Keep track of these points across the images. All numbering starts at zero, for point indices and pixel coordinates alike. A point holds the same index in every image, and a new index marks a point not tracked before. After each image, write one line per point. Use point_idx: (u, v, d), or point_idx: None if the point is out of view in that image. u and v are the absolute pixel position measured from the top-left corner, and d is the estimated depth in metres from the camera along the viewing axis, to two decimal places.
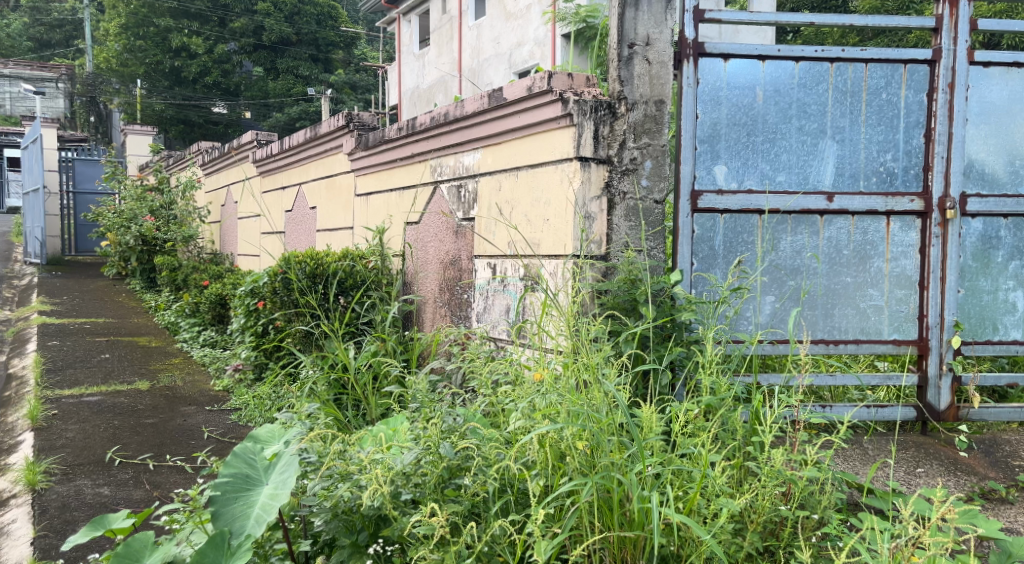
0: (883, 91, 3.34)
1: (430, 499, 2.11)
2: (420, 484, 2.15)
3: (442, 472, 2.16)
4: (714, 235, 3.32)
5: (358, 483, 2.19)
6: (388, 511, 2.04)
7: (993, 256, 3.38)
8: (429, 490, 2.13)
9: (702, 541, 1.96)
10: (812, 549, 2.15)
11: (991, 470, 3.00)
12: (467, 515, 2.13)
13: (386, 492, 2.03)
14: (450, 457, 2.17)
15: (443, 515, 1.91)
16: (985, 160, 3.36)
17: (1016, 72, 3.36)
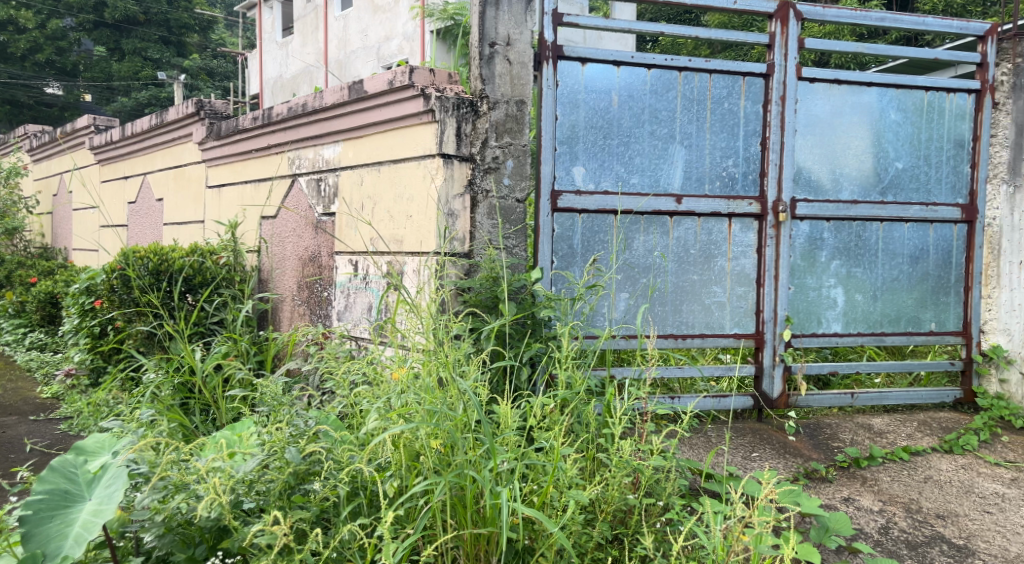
0: (725, 100, 3.55)
1: (274, 507, 2.04)
2: (264, 492, 2.09)
3: (289, 477, 2.09)
4: (572, 234, 3.42)
5: (195, 494, 2.08)
6: (228, 521, 1.96)
7: (818, 256, 3.67)
8: (273, 498, 2.06)
9: (552, 534, 2.01)
10: (656, 535, 2.25)
11: (814, 451, 3.27)
12: (315, 521, 2.08)
13: (224, 502, 1.93)
14: (297, 462, 2.11)
15: (287, 523, 1.84)
16: (812, 168, 3.64)
17: (838, 89, 3.66)
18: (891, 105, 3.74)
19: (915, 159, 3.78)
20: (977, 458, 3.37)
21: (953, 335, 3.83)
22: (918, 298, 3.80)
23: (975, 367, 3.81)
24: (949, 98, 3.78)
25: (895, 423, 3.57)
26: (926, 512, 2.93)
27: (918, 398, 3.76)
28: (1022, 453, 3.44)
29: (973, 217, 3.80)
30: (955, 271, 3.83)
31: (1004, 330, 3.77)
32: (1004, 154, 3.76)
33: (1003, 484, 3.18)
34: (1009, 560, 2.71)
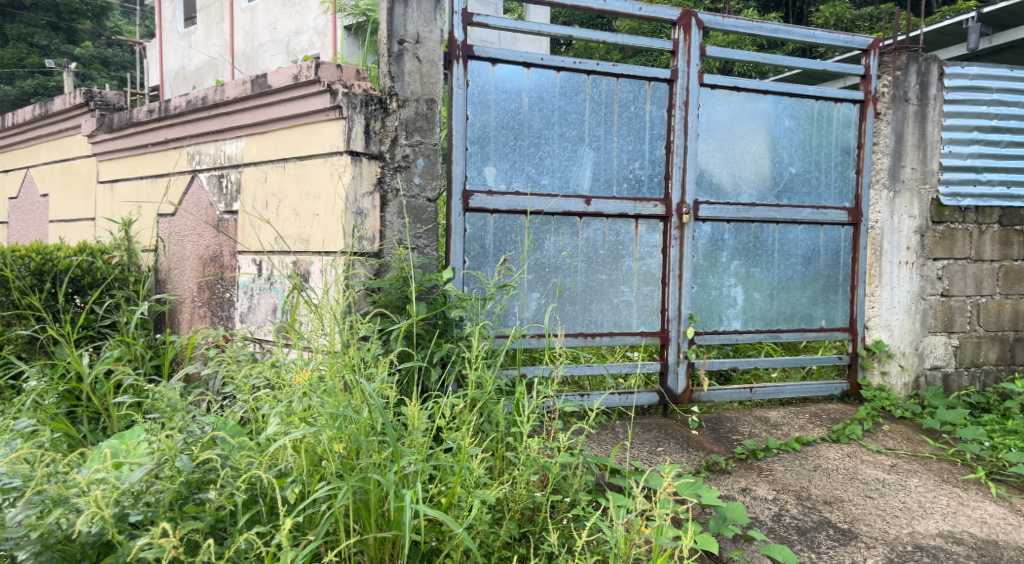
0: (632, 104, 3.63)
1: (164, 519, 1.96)
2: (153, 503, 1.99)
3: (180, 487, 2.02)
4: (484, 234, 3.43)
5: (76, 507, 1.98)
6: (111, 536, 1.87)
7: (719, 256, 3.81)
8: (163, 509, 1.98)
9: (457, 535, 2.01)
10: (561, 532, 2.27)
11: (715, 444, 3.41)
12: (209, 531, 2.02)
13: (107, 515, 1.85)
14: (189, 471, 2.02)
15: (175, 536, 1.77)
16: (712, 171, 3.78)
17: (736, 96, 3.81)
18: (784, 113, 3.92)
19: (806, 164, 3.96)
20: (861, 446, 3.57)
21: (840, 331, 4.03)
22: (810, 296, 3.99)
23: (860, 360, 4.01)
24: (837, 108, 3.98)
25: (789, 416, 3.75)
26: (815, 499, 3.09)
27: (810, 391, 3.96)
28: (901, 441, 3.67)
29: (858, 220, 4.00)
30: (842, 270, 4.03)
31: (886, 326, 3.99)
32: (885, 161, 3.98)
33: (884, 470, 3.38)
34: (889, 541, 2.85)
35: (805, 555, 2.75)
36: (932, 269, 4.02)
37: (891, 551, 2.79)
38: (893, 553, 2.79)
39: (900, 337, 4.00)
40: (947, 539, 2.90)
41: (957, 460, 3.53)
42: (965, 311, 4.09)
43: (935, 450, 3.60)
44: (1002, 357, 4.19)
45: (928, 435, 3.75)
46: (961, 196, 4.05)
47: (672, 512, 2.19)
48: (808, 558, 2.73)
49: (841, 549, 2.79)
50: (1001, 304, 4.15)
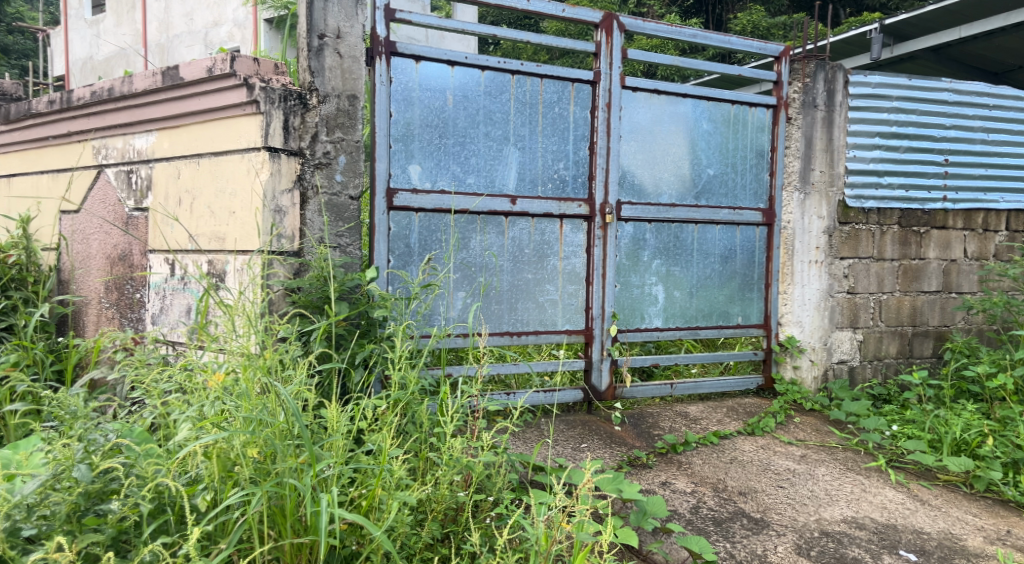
0: (556, 105, 3.65)
1: (60, 533, 1.88)
2: (48, 516, 1.89)
3: (78, 498, 1.92)
4: (409, 233, 3.39)
5: None
6: (2, 552, 1.79)
7: (641, 255, 3.87)
8: (60, 522, 1.89)
9: (376, 538, 1.98)
10: (483, 531, 2.27)
11: (636, 439, 3.49)
12: (111, 544, 1.94)
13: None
14: (87, 481, 1.93)
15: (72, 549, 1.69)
16: (633, 172, 3.84)
17: (656, 99, 3.88)
18: (702, 116, 4.01)
19: (723, 166, 4.07)
20: (773, 438, 3.70)
21: (755, 327, 4.16)
22: (728, 294, 4.10)
23: (773, 356, 4.16)
24: (751, 112, 4.10)
25: (708, 410, 3.85)
26: (730, 490, 3.18)
27: (728, 385, 4.07)
28: (811, 432, 3.81)
29: (771, 220, 4.14)
30: (757, 269, 4.16)
31: (797, 322, 4.14)
32: (796, 164, 4.12)
33: (795, 460, 3.51)
34: (798, 528, 2.96)
35: (720, 544, 2.82)
36: (839, 268, 4.19)
37: (799, 538, 2.89)
38: (802, 539, 2.89)
39: (810, 333, 4.14)
40: (850, 525, 3.01)
41: (861, 449, 3.69)
42: (868, 307, 4.28)
43: (842, 440, 3.76)
44: (901, 351, 4.38)
45: (835, 426, 3.91)
46: (865, 198, 4.22)
47: (591, 507, 2.22)
48: (724, 547, 2.80)
49: (753, 537, 2.88)
50: (901, 300, 4.36)
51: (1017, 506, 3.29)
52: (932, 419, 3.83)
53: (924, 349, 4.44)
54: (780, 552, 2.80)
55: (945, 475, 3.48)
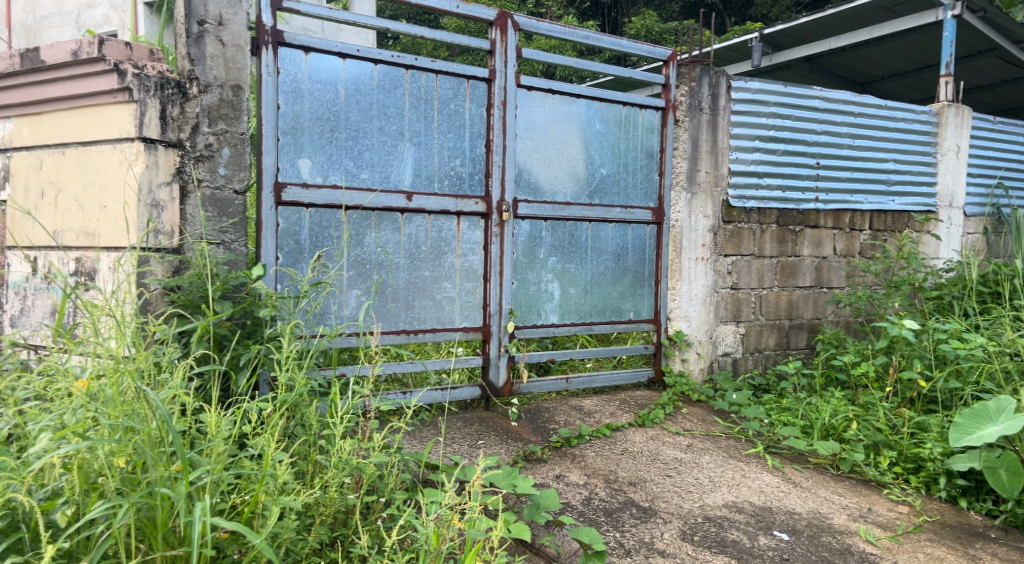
0: (451, 102, 3.64)
1: None
2: None
3: None
4: (299, 229, 3.29)
5: None
6: None
7: (537, 253, 3.91)
8: None
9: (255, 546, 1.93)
10: (373, 533, 2.23)
11: (532, 434, 3.52)
12: None
13: None
14: None
15: None
16: (529, 170, 3.87)
17: (551, 98, 3.92)
18: (595, 116, 4.08)
19: (615, 166, 4.15)
20: (662, 429, 3.81)
21: (647, 322, 4.28)
22: (621, 290, 4.19)
23: (663, 349, 4.29)
24: (641, 114, 4.21)
25: (601, 403, 3.93)
26: (621, 481, 3.26)
27: (621, 379, 4.17)
28: (697, 422, 3.95)
29: (661, 219, 4.27)
30: (648, 265, 4.27)
31: (685, 317, 4.28)
32: (684, 165, 4.26)
33: (682, 450, 3.63)
34: (683, 515, 3.06)
35: (610, 534, 2.88)
36: (724, 265, 4.37)
37: (684, 524, 2.99)
38: (686, 525, 2.99)
39: (696, 327, 4.30)
40: (730, 509, 3.14)
41: (742, 436, 3.85)
42: (750, 302, 4.48)
43: (724, 429, 3.91)
44: (779, 343, 4.62)
45: (719, 416, 4.07)
46: (746, 198, 4.41)
47: (481, 503, 2.22)
48: (614, 537, 2.86)
49: (642, 526, 2.96)
50: (778, 296, 4.59)
51: (877, 485, 3.52)
52: (805, 406, 4.05)
53: (799, 340, 4.69)
54: (666, 539, 2.89)
55: (815, 459, 3.69)
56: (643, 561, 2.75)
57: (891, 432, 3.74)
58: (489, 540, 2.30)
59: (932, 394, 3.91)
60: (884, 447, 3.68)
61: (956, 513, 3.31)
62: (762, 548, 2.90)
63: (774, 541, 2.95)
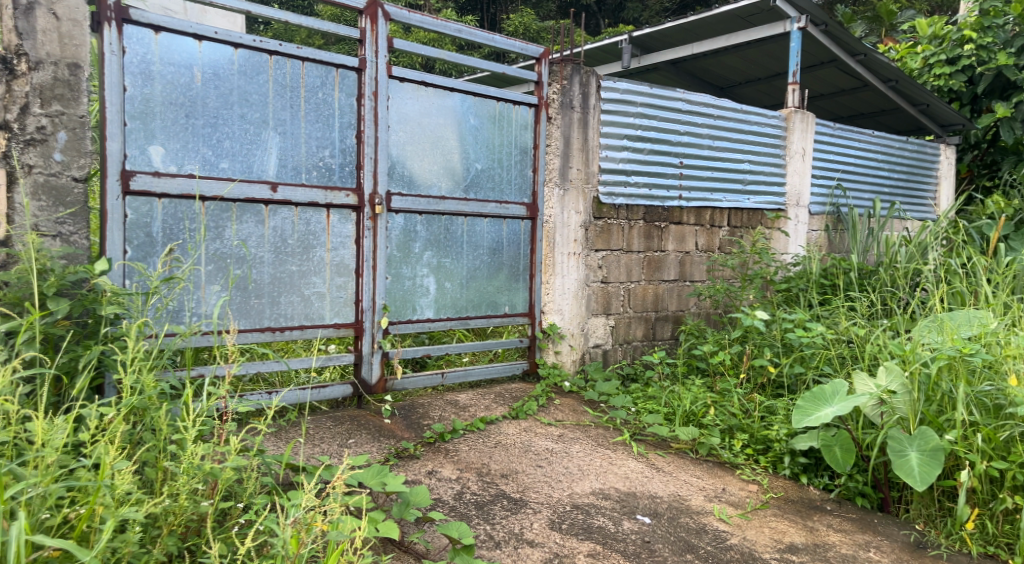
0: (319, 91, 3.53)
1: None
2: None
3: None
4: (150, 221, 3.11)
5: None
6: None
7: (412, 247, 3.87)
8: None
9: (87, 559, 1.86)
10: (225, 542, 2.16)
11: (405, 431, 3.49)
12: None
13: None
14: None
15: None
16: (403, 163, 3.82)
17: (424, 91, 3.87)
18: (469, 111, 4.07)
19: (490, 161, 4.16)
20: (535, 420, 3.87)
21: (521, 316, 4.32)
22: (496, 285, 4.22)
23: (537, 342, 4.35)
24: (515, 110, 4.24)
25: (476, 397, 3.95)
26: (493, 473, 3.29)
27: (496, 372, 4.20)
28: (568, 412, 4.04)
29: (535, 214, 4.31)
30: (523, 259, 4.31)
31: (559, 310, 4.36)
32: (557, 162, 4.33)
33: (553, 440, 3.70)
34: (552, 504, 3.12)
35: (480, 528, 2.90)
36: (594, 259, 4.49)
37: (553, 513, 3.06)
38: (555, 514, 3.05)
39: (569, 320, 4.39)
40: (597, 496, 3.23)
41: (610, 425, 3.97)
42: (619, 295, 4.63)
43: (594, 418, 4.02)
44: (646, 334, 4.80)
45: (589, 406, 4.18)
46: (615, 195, 4.55)
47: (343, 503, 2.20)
48: (484, 530, 2.88)
49: (512, 517, 2.99)
50: (645, 289, 4.76)
51: (731, 466, 3.72)
52: (668, 394, 4.23)
53: (664, 331, 4.89)
54: (536, 529, 2.93)
55: (677, 444, 3.86)
56: (512, 551, 2.79)
57: (744, 416, 3.97)
58: (353, 541, 2.26)
59: (780, 379, 4.17)
60: (737, 431, 3.90)
61: (798, 489, 3.53)
62: (625, 532, 3.00)
63: (637, 525, 3.06)
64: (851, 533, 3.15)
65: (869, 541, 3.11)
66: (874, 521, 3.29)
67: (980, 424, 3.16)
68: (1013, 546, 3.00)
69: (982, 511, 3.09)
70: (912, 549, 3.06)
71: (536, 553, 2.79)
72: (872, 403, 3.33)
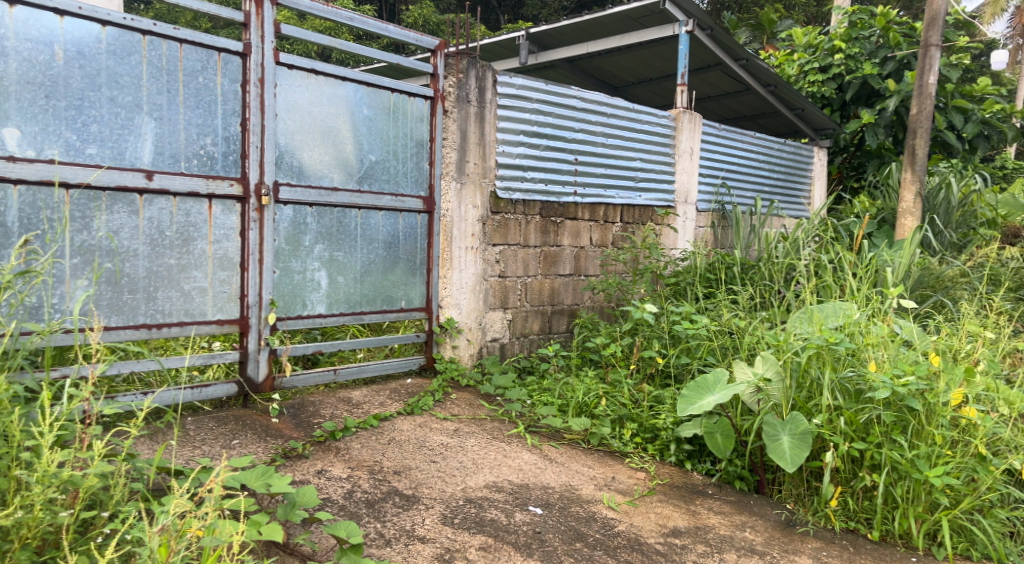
0: (199, 75, 3.38)
1: None
2: None
3: None
4: (5, 209, 2.93)
5: None
6: None
7: (302, 240, 3.77)
8: None
9: None
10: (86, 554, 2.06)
11: (294, 430, 3.40)
12: None
13: None
14: None
15: None
16: (292, 153, 3.70)
17: (314, 79, 3.77)
18: (363, 101, 3.99)
19: (385, 153, 4.09)
20: (430, 416, 3.85)
21: (418, 311, 4.27)
22: (392, 279, 4.16)
23: (434, 337, 4.31)
24: (410, 102, 4.18)
25: (370, 394, 3.89)
26: (385, 470, 3.25)
27: (391, 368, 4.14)
28: (464, 407, 4.04)
29: (431, 208, 4.27)
30: (420, 253, 4.26)
31: (455, 305, 4.34)
32: (453, 156, 4.29)
33: (448, 435, 3.69)
34: (445, 499, 3.11)
35: (370, 526, 2.86)
36: (491, 253, 4.50)
37: (446, 508, 3.05)
38: (447, 509, 3.04)
39: (466, 314, 4.38)
40: (490, 489, 3.25)
41: (505, 418, 4.00)
42: (516, 289, 4.66)
43: (489, 412, 4.03)
44: (542, 328, 4.85)
45: (485, 399, 4.19)
46: (512, 190, 4.57)
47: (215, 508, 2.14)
48: (374, 528, 2.84)
49: (403, 514, 2.97)
50: (541, 283, 4.82)
51: (620, 455, 3.82)
52: (561, 386, 4.29)
53: (559, 324, 4.96)
54: (428, 525, 2.92)
55: (569, 435, 3.93)
56: (403, 549, 2.76)
57: (634, 406, 4.08)
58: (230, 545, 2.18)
59: (668, 370, 4.31)
60: (627, 420, 4.00)
61: (682, 475, 3.66)
62: (517, 524, 3.03)
63: (529, 516, 3.09)
64: (730, 515, 3.30)
65: (745, 521, 3.26)
66: (751, 502, 3.46)
67: (843, 408, 3.34)
68: (871, 521, 3.23)
69: (845, 489, 3.29)
70: (783, 527, 3.23)
71: (427, 549, 2.77)
72: (750, 390, 3.49)
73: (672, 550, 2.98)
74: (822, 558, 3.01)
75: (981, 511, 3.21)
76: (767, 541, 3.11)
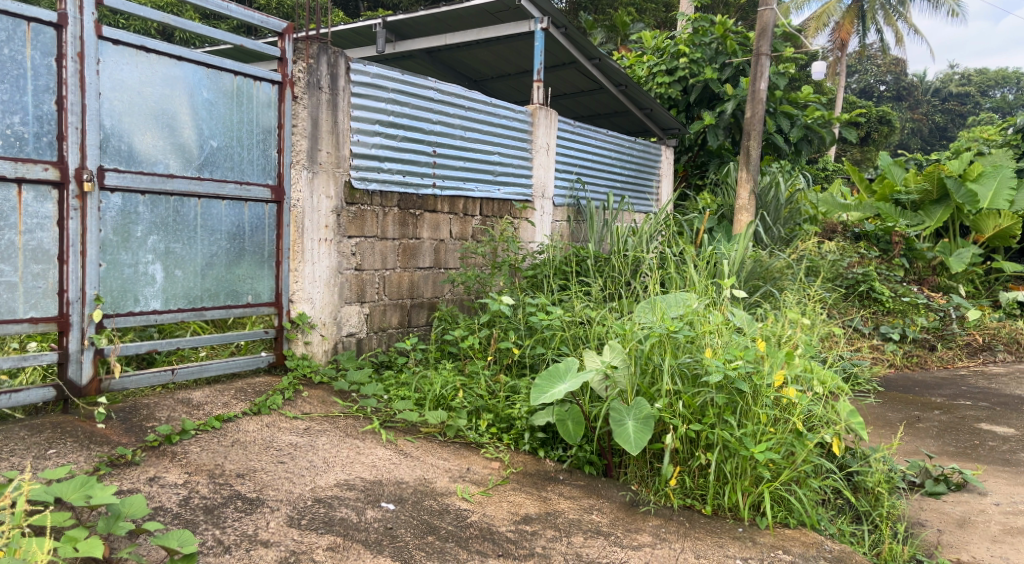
0: (3, 46, 3.10)
1: None
2: None
3: None
4: None
5: None
6: None
7: (133, 230, 3.51)
8: None
9: None
10: None
11: (123, 436, 3.17)
12: None
13: None
14: None
15: None
16: (121, 136, 3.44)
17: (144, 56, 3.51)
18: (202, 84, 3.75)
19: (227, 139, 3.87)
20: (279, 415, 3.69)
21: (266, 306, 4.07)
22: (236, 272, 3.95)
23: (285, 333, 4.13)
24: (256, 87, 3.97)
25: (212, 394, 3.67)
26: (227, 474, 3.08)
27: (235, 366, 3.93)
28: (317, 404, 3.90)
29: (281, 198, 4.08)
30: (268, 245, 4.06)
31: (308, 299, 4.17)
32: (304, 144, 4.10)
33: (298, 434, 3.55)
34: (292, 500, 2.99)
35: (207, 533, 2.70)
36: (347, 246, 4.34)
37: (292, 510, 2.93)
38: (294, 510, 2.93)
39: (320, 308, 4.21)
40: (341, 488, 3.15)
41: (360, 414, 3.90)
42: (373, 282, 4.54)
43: (343, 408, 3.92)
44: (400, 322, 4.77)
45: (339, 396, 4.06)
46: (368, 180, 4.42)
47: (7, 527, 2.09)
48: (212, 535, 2.70)
49: (246, 518, 2.83)
50: (400, 276, 4.73)
51: (476, 446, 3.83)
52: (418, 380, 4.24)
53: (419, 318, 4.90)
54: (271, 528, 2.80)
55: (425, 428, 3.89)
56: (243, 555, 2.64)
57: (490, 397, 4.10)
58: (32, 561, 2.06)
59: (523, 360, 4.36)
60: (484, 411, 4.01)
61: (535, 462, 3.72)
62: (368, 521, 2.96)
63: (380, 513, 3.03)
64: (578, 499, 3.39)
65: (593, 504, 3.36)
66: (599, 486, 3.57)
67: (682, 392, 3.49)
68: (705, 496, 3.42)
69: (683, 468, 3.46)
70: (627, 508, 3.36)
71: (270, 553, 2.66)
72: (598, 377, 3.60)
73: (522, 536, 3.02)
74: (661, 534, 3.15)
75: (797, 482, 3.47)
76: (612, 521, 3.22)
